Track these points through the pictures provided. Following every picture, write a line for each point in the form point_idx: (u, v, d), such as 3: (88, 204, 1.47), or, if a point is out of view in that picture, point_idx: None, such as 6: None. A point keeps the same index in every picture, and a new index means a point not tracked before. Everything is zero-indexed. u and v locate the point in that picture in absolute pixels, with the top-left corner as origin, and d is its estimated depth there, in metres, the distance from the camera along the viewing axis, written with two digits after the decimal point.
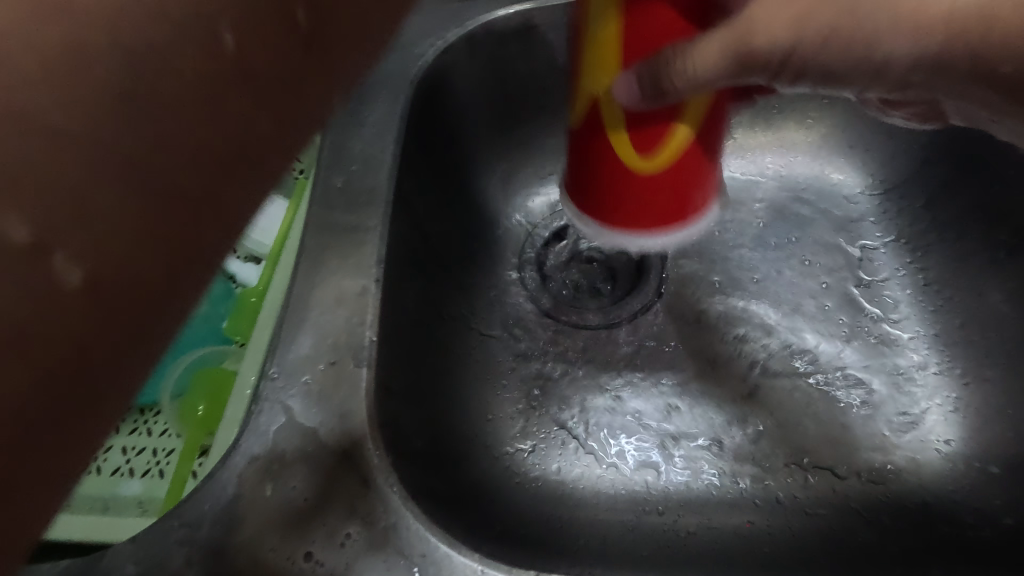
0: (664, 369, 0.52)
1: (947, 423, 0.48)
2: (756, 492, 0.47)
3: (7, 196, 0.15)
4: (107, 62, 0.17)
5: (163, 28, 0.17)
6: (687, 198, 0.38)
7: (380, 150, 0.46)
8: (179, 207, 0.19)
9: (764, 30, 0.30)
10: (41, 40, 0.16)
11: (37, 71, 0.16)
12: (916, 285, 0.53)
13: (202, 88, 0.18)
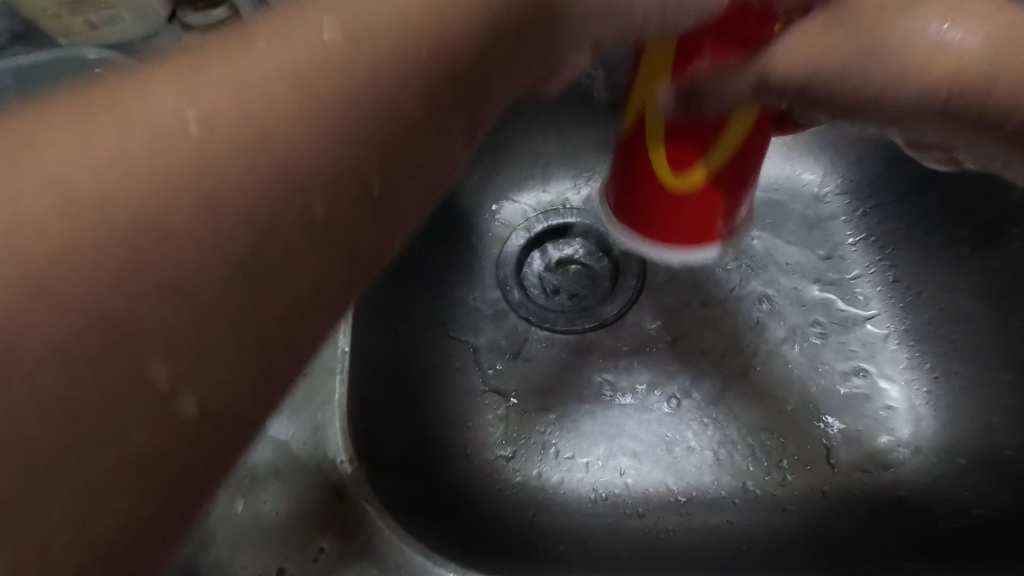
0: (643, 372, 0.52)
1: (918, 418, 0.49)
2: (733, 491, 0.48)
3: (131, 349, 0.16)
4: (234, 223, 0.18)
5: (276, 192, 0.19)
6: (709, 226, 0.40)
7: None
8: (267, 358, 0.19)
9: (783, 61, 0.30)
10: (176, 202, 0.17)
11: (174, 239, 0.17)
12: (886, 282, 0.54)
13: (302, 246, 0.19)
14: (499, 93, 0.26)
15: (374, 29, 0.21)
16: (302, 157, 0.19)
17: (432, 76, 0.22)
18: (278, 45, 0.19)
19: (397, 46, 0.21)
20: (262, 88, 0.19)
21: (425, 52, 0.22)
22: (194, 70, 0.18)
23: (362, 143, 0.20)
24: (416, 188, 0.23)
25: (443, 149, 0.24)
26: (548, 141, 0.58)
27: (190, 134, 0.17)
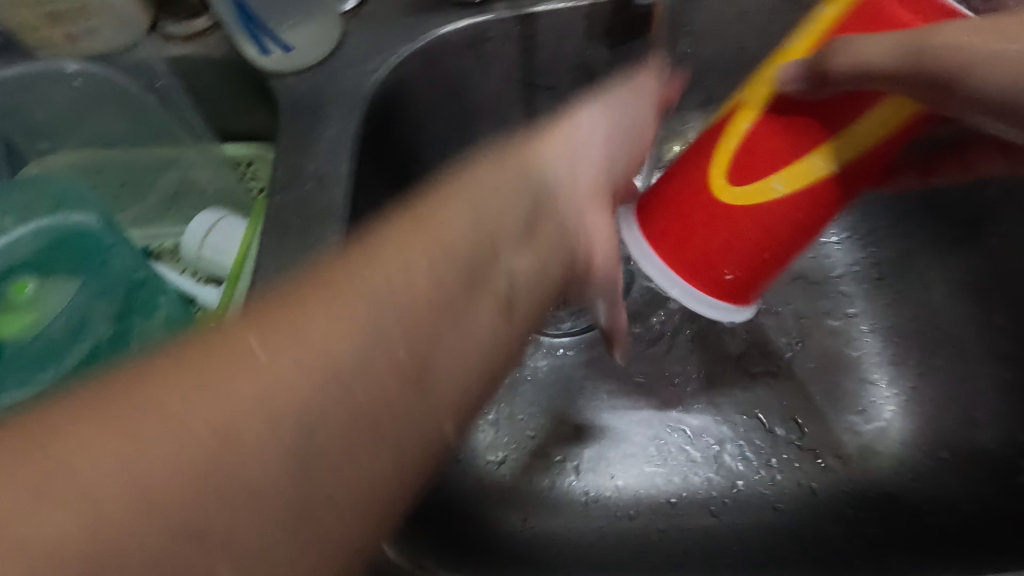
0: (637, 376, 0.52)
1: (904, 414, 0.49)
2: (723, 490, 0.48)
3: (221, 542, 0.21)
4: (297, 426, 0.23)
5: (334, 393, 0.24)
6: (743, 284, 0.37)
7: (335, 166, 0.46)
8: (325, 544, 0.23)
9: (873, 47, 0.31)
10: (261, 416, 0.22)
11: (258, 444, 0.22)
12: (870, 279, 0.54)
13: (357, 441, 0.24)
14: (510, 266, 0.32)
15: (396, 266, 0.28)
16: (349, 364, 0.25)
17: (436, 281, 0.28)
18: (338, 295, 0.26)
19: (411, 271, 0.28)
20: (323, 324, 0.25)
21: (431, 266, 0.29)
22: (272, 316, 0.25)
23: (389, 345, 0.26)
24: (449, 381, 0.28)
25: (466, 331, 0.29)
26: None
27: (262, 363, 0.23)
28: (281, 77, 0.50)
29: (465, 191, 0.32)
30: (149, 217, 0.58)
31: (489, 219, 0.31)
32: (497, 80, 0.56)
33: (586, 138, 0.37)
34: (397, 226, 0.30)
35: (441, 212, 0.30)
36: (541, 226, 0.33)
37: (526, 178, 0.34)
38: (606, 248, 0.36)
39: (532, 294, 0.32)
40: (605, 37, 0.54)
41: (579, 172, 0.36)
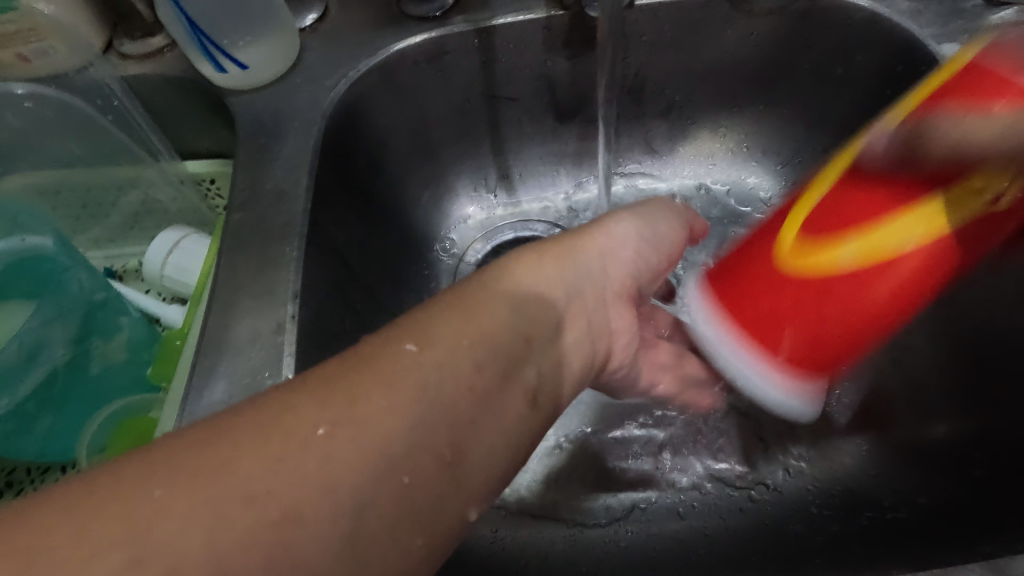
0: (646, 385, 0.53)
1: (866, 411, 0.49)
2: (691, 493, 0.49)
3: None
4: (348, 505, 0.23)
5: (383, 474, 0.24)
6: (798, 358, 0.39)
7: (293, 182, 0.46)
8: None
9: (968, 124, 0.30)
10: (319, 488, 0.23)
11: (312, 518, 0.22)
12: None
13: (399, 526, 0.24)
14: (540, 361, 0.32)
15: (445, 354, 0.28)
16: (400, 446, 0.25)
17: (478, 371, 0.29)
18: (392, 379, 0.27)
19: (458, 360, 0.29)
20: (378, 410, 0.25)
21: (473, 352, 0.29)
22: (333, 394, 0.26)
23: (434, 431, 0.26)
24: (480, 468, 0.28)
25: (498, 418, 0.29)
26: (501, 155, 0.62)
27: (324, 439, 0.24)
28: (239, 95, 0.50)
29: (507, 284, 0.33)
30: (112, 234, 0.58)
31: (526, 316, 0.32)
32: (458, 94, 0.57)
33: (617, 243, 0.39)
34: (445, 311, 0.30)
35: (484, 300, 0.31)
36: (572, 324, 0.35)
37: (561, 281, 0.35)
38: (621, 340, 0.39)
39: (553, 387, 0.33)
40: (563, 49, 0.55)
41: (612, 271, 0.39)
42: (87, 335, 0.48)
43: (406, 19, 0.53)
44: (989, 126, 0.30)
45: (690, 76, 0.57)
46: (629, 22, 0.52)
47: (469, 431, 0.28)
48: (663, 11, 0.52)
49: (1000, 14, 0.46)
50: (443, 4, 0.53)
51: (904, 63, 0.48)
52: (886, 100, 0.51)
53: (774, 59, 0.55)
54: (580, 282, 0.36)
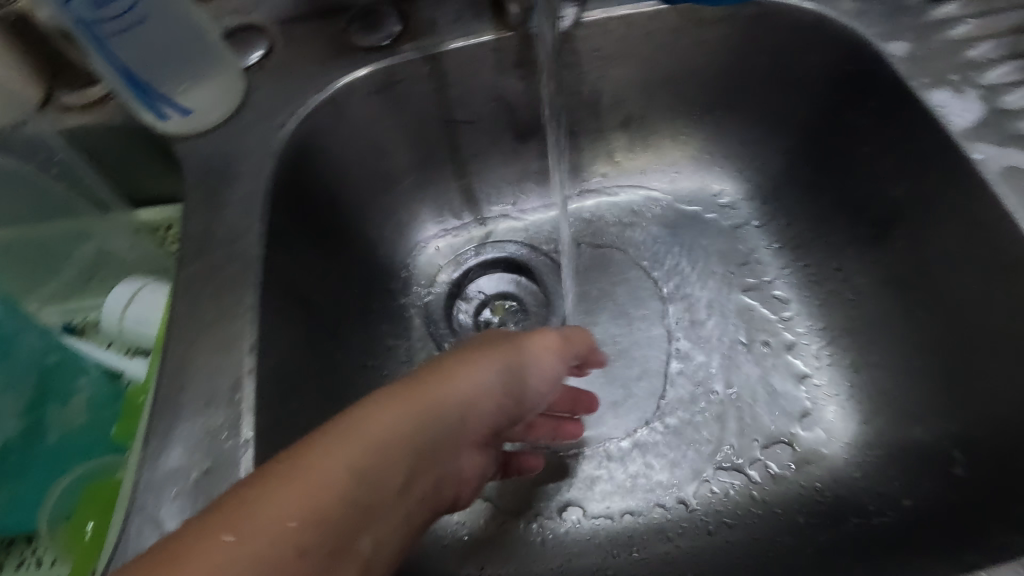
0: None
1: (846, 414, 0.50)
2: (679, 513, 0.48)
3: None
4: None
5: None
6: None
7: (245, 227, 0.45)
8: None
9: None
10: None
11: None
12: (799, 281, 0.56)
13: None
14: (379, 530, 0.28)
15: (266, 543, 0.23)
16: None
17: (305, 559, 0.24)
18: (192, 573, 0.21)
19: (280, 547, 0.23)
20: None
21: (306, 526, 0.24)
22: None
23: None
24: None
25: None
26: (465, 178, 0.61)
27: None
28: (185, 140, 0.49)
29: (363, 436, 0.28)
30: (70, 291, 0.55)
31: (377, 483, 0.27)
32: (413, 121, 0.56)
33: (492, 385, 0.35)
34: (278, 478, 0.25)
35: (332, 455, 0.26)
36: (420, 482, 0.31)
37: (421, 430, 0.30)
38: (467, 484, 0.37)
39: (390, 554, 0.29)
40: (515, 69, 0.54)
41: (474, 418, 0.34)
42: (40, 403, 0.48)
43: (354, 50, 0.52)
44: None
45: (646, 86, 0.57)
46: (579, 38, 0.52)
47: None
48: (612, 25, 0.51)
49: (943, 9, 0.46)
50: (391, 32, 0.52)
51: (853, 63, 0.48)
52: (838, 100, 0.51)
53: (727, 65, 0.55)
54: (439, 436, 0.32)
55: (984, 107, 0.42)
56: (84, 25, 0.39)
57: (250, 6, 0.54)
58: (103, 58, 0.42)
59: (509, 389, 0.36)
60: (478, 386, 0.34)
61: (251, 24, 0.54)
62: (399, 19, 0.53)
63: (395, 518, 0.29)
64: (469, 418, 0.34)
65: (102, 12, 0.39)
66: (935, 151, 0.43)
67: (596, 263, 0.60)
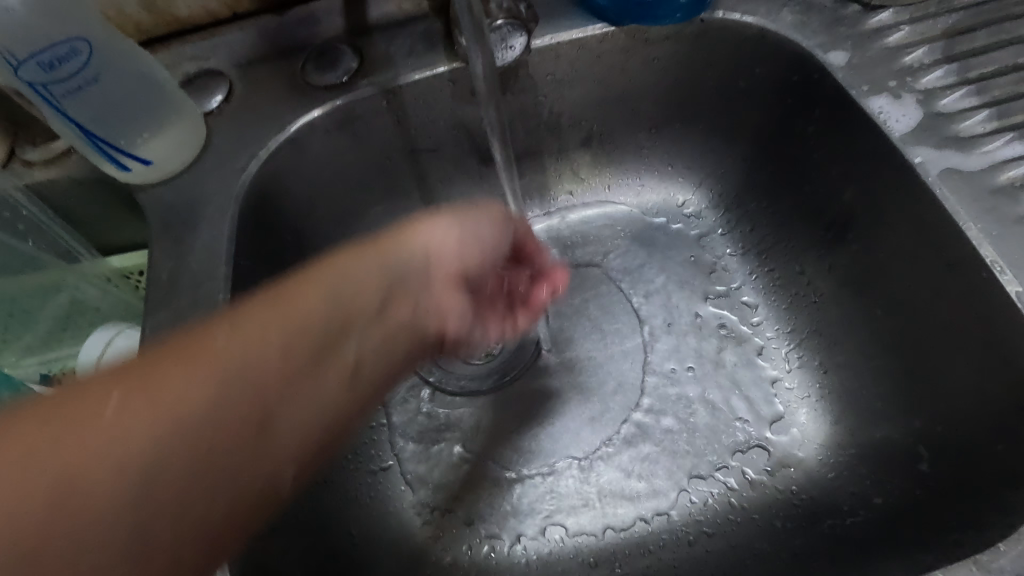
0: (505, 428, 0.54)
1: (817, 416, 0.51)
2: (660, 525, 0.49)
3: None
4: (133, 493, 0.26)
5: (172, 465, 0.27)
6: None
7: (212, 273, 0.45)
8: None
9: None
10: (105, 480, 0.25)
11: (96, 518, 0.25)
12: (765, 286, 0.57)
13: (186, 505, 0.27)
14: (357, 338, 0.34)
15: (248, 344, 0.30)
16: (197, 424, 0.28)
17: (284, 361, 0.31)
18: (195, 362, 0.29)
19: (260, 350, 0.30)
20: (169, 403, 0.27)
21: (285, 339, 0.31)
22: (141, 387, 0.27)
23: (234, 417, 0.29)
24: (291, 433, 0.31)
25: (311, 398, 0.32)
26: (432, 204, 0.62)
27: (116, 436, 0.26)
28: (148, 189, 0.49)
29: (330, 279, 0.34)
30: (43, 343, 0.55)
31: (345, 303, 0.34)
32: (376, 153, 0.57)
33: (444, 234, 0.39)
34: (259, 303, 0.32)
35: (302, 292, 0.33)
36: (393, 309, 0.36)
37: (382, 274, 0.36)
38: (459, 322, 0.40)
39: (379, 362, 0.35)
40: (471, 98, 0.55)
41: (434, 262, 0.38)
42: None
43: (312, 88, 0.53)
44: None
45: (602, 104, 0.58)
46: (531, 64, 0.53)
47: (272, 418, 0.30)
48: (563, 50, 0.52)
49: (879, 17, 0.47)
50: (347, 68, 0.53)
51: (798, 73, 0.50)
52: (788, 108, 0.52)
53: (679, 80, 0.56)
54: (409, 282, 0.37)
55: (921, 112, 0.43)
56: (37, 87, 0.40)
57: (208, 52, 0.55)
58: (59, 116, 0.42)
59: (459, 237, 0.40)
60: (431, 236, 0.38)
61: (210, 69, 0.55)
62: (355, 56, 0.54)
63: (374, 336, 0.35)
64: (433, 268, 0.38)
65: (53, 73, 0.40)
66: (878, 156, 0.44)
67: (567, 277, 0.61)
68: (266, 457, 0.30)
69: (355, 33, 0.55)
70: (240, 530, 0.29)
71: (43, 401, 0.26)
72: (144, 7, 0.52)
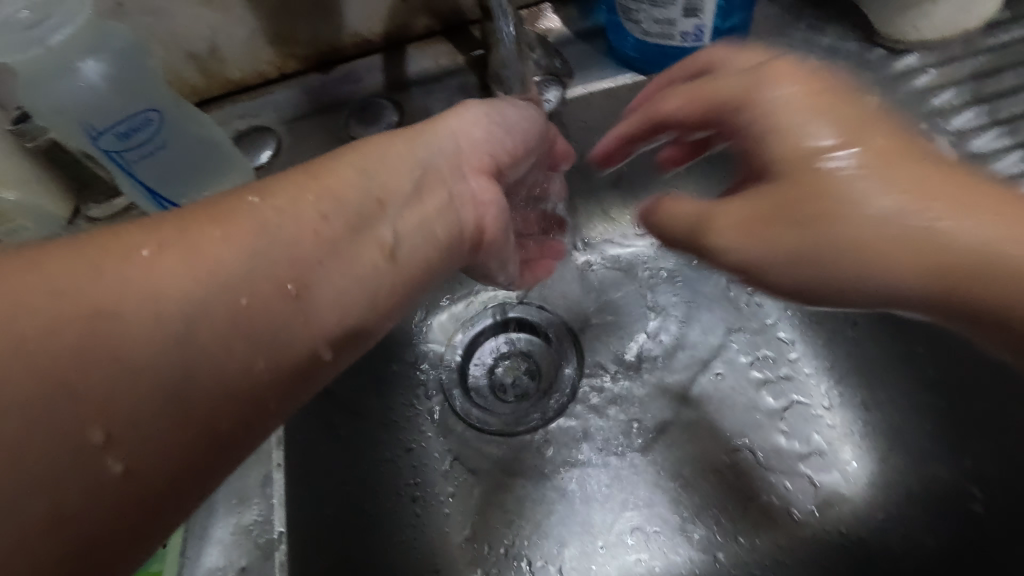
0: (544, 467, 0.54)
1: (863, 455, 0.50)
2: (707, 567, 0.49)
3: (112, 445, 0.25)
4: (175, 325, 0.27)
5: (213, 300, 0.28)
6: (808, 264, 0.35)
7: None
8: (196, 437, 0.28)
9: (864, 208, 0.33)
10: (146, 305, 0.26)
11: (142, 343, 0.26)
12: (801, 321, 0.57)
13: (226, 348, 0.28)
14: (395, 221, 0.36)
15: (284, 202, 0.33)
16: (232, 281, 0.29)
17: (323, 220, 0.33)
18: (231, 220, 0.31)
19: (297, 209, 0.33)
20: (202, 260, 0.29)
21: (320, 211, 0.33)
22: (188, 228, 0.29)
23: (276, 270, 0.31)
24: (328, 295, 0.33)
25: (352, 261, 0.34)
26: None
27: (160, 268, 0.28)
28: None
29: (358, 159, 0.37)
30: None
31: (379, 181, 0.37)
32: None
33: (471, 124, 0.42)
34: (295, 177, 0.35)
35: (335, 167, 0.36)
36: (428, 193, 0.38)
37: (412, 156, 0.39)
38: (490, 210, 0.42)
39: (418, 248, 0.37)
40: None
41: (465, 152, 0.41)
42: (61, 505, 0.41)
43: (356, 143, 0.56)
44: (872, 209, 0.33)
45: None
46: (565, 113, 0.55)
47: (310, 275, 0.32)
48: (595, 98, 0.54)
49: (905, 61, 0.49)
50: (389, 122, 0.56)
51: None
52: None
53: None
54: (433, 161, 0.40)
55: (955, 153, 0.44)
56: (112, 154, 0.43)
57: (256, 109, 0.58)
58: (129, 179, 0.45)
59: (485, 130, 0.42)
60: (456, 131, 0.41)
61: (260, 125, 0.58)
62: (396, 109, 0.57)
63: (406, 213, 0.37)
64: (462, 167, 0.41)
65: (126, 142, 0.43)
66: None
67: (602, 314, 0.61)
68: (302, 315, 0.31)
69: (394, 88, 0.58)
70: (272, 404, 0.31)
71: (78, 244, 0.27)
72: (200, 71, 0.55)
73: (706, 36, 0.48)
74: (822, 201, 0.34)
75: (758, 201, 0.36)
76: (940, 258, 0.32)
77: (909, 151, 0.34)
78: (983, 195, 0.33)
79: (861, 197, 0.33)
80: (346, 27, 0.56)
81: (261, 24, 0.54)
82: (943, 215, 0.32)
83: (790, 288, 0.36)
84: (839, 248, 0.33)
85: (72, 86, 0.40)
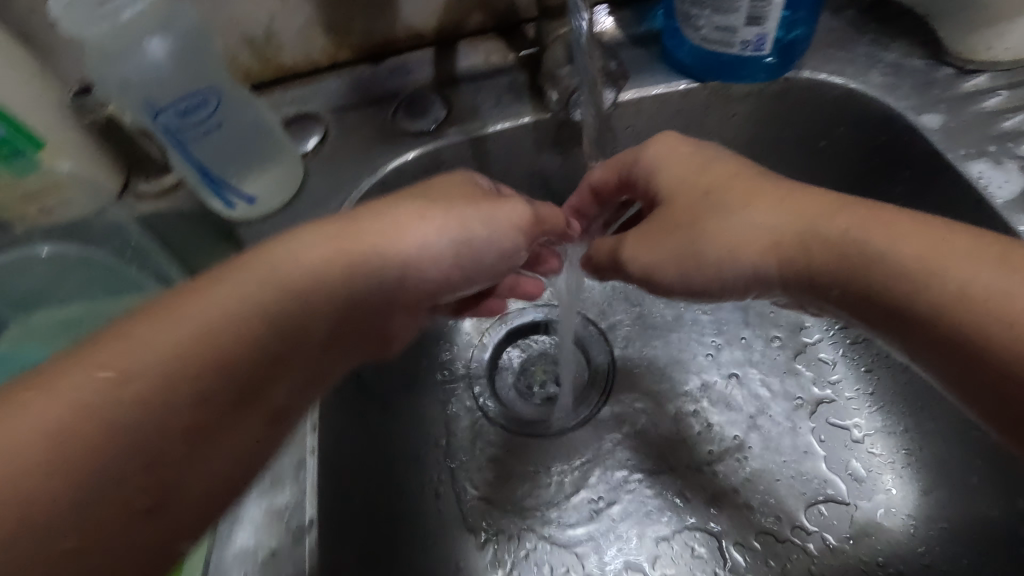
0: (565, 469, 0.53)
1: (904, 482, 0.49)
2: None
3: None
4: None
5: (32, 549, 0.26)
6: (700, 265, 0.38)
7: None
8: None
9: (738, 220, 0.37)
10: None
11: None
12: (845, 343, 0.55)
13: None
14: (285, 381, 0.36)
15: (141, 386, 0.29)
16: (64, 523, 0.27)
17: (192, 409, 0.31)
18: (64, 429, 0.27)
19: (157, 394, 0.30)
20: (10, 501, 0.25)
21: (196, 394, 0.31)
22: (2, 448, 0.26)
23: (122, 483, 0.28)
24: (190, 487, 0.31)
25: (228, 437, 0.33)
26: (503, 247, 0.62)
27: None
28: (248, 225, 0.52)
29: (253, 304, 0.33)
30: None
31: (280, 335, 0.34)
32: None
33: (421, 245, 0.39)
34: (156, 339, 0.31)
35: (215, 323, 0.32)
36: (339, 332, 0.38)
37: (331, 293, 0.36)
38: (404, 331, 0.44)
39: (300, 402, 0.37)
40: (552, 147, 0.58)
41: (409, 277, 0.39)
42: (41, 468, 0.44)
43: (403, 135, 0.56)
44: (744, 216, 0.37)
45: None
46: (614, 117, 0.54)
47: (168, 479, 0.30)
48: (645, 103, 0.53)
49: (973, 81, 0.48)
50: (436, 116, 0.56)
51: (884, 134, 0.50)
52: (871, 168, 0.52)
53: (760, 136, 0.55)
54: (356, 293, 0.38)
55: None
56: (169, 133, 0.44)
57: (305, 96, 0.59)
58: (183, 160, 0.46)
59: (451, 247, 0.39)
60: (404, 254, 0.38)
61: (307, 112, 0.58)
62: (444, 105, 0.57)
63: (305, 361, 0.37)
64: (413, 277, 0.39)
65: (183, 122, 0.43)
66: (974, 220, 0.44)
67: (637, 319, 0.60)
68: (154, 522, 0.30)
69: (442, 83, 0.58)
70: None
71: None
72: (255, 56, 0.56)
73: (767, 45, 0.47)
74: (693, 208, 0.38)
75: (652, 223, 0.40)
76: (781, 238, 0.36)
77: (768, 176, 0.38)
78: (817, 194, 0.37)
79: (730, 204, 0.37)
80: (401, 20, 0.56)
81: (318, 12, 0.54)
82: (774, 208, 0.36)
83: (680, 285, 0.40)
84: (710, 243, 0.37)
85: (137, 63, 0.41)
